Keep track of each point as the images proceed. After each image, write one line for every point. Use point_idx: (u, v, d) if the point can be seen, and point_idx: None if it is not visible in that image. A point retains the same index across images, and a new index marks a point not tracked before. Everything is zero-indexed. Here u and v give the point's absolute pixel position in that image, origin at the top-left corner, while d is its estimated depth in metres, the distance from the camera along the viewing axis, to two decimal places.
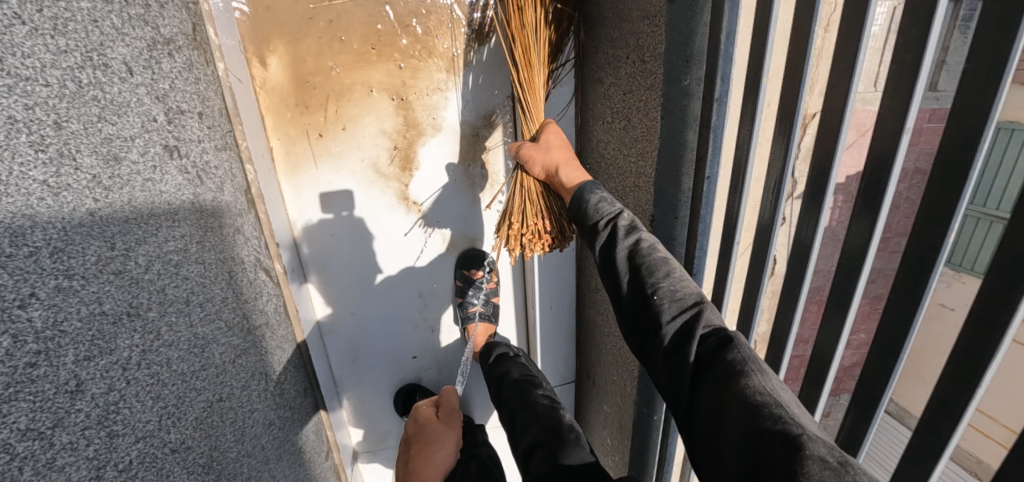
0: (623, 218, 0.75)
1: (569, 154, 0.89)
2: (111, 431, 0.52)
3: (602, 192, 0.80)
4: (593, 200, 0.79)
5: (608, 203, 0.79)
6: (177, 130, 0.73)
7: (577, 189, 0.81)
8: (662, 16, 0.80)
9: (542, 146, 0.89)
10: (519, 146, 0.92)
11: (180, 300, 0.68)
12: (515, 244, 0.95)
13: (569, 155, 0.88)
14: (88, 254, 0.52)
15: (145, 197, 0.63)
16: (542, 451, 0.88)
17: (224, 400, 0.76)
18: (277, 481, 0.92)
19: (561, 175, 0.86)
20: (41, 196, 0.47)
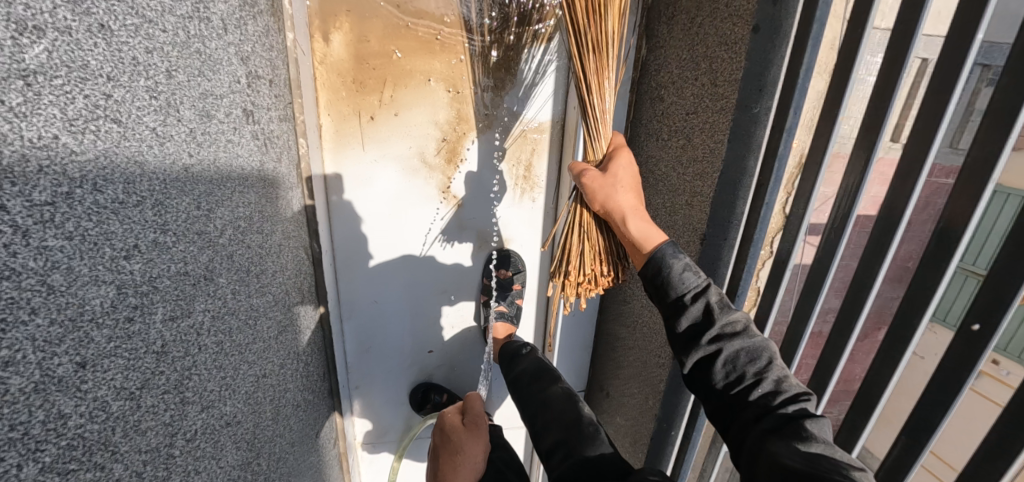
0: (710, 292, 0.70)
1: (638, 185, 0.79)
2: (183, 398, 0.49)
3: (685, 261, 0.72)
4: (675, 266, 0.71)
5: (693, 273, 0.72)
6: (253, 95, 0.71)
7: (657, 254, 0.73)
8: (744, 43, 0.81)
9: (609, 179, 0.77)
10: (581, 170, 0.81)
11: (243, 268, 0.65)
12: (569, 292, 0.89)
13: (640, 208, 0.78)
14: (179, 211, 0.50)
15: (225, 159, 0.61)
16: (563, 450, 0.84)
17: (267, 376, 0.74)
18: (298, 465, 0.89)
19: (629, 227, 0.77)
20: (150, 144, 0.45)
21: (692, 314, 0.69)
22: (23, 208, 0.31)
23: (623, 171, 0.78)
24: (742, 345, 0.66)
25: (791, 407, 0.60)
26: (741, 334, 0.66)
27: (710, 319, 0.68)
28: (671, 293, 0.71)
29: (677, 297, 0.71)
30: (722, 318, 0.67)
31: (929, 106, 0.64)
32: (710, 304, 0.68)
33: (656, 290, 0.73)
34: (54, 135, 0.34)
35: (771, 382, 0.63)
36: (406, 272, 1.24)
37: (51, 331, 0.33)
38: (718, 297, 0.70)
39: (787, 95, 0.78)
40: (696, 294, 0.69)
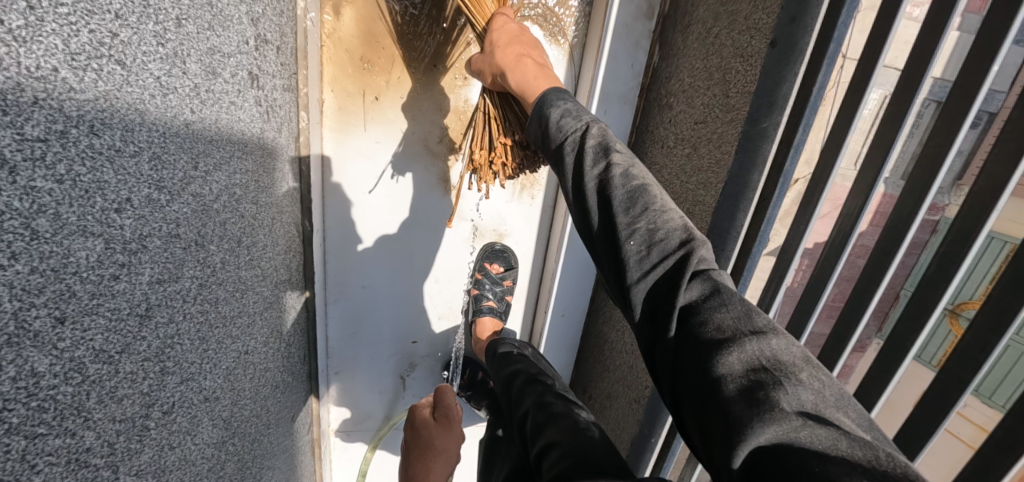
0: (593, 136, 0.63)
1: (522, 52, 0.75)
2: (163, 367, 0.46)
3: (566, 104, 0.67)
4: (556, 114, 0.67)
5: (574, 118, 0.66)
6: (260, 59, 0.68)
7: (538, 103, 0.69)
8: (759, 58, 0.81)
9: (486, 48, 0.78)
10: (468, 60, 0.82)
11: (234, 237, 0.62)
12: (485, 177, 0.86)
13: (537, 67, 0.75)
14: (177, 168, 0.47)
15: (227, 121, 0.58)
16: (558, 448, 0.81)
17: (249, 353, 0.70)
18: (272, 447, 0.86)
19: (509, 81, 0.74)
20: (153, 94, 0.42)
21: (591, 180, 0.61)
22: (13, 141, 0.28)
23: (503, 28, 0.77)
24: (653, 215, 0.56)
25: (693, 279, 0.53)
26: (619, 187, 0.58)
27: (607, 190, 0.59)
28: (553, 142, 0.66)
29: (560, 148, 0.65)
30: (618, 179, 0.58)
31: None
32: (611, 167, 0.60)
33: (544, 138, 0.68)
34: (52, 67, 0.31)
35: (644, 233, 0.56)
36: (397, 260, 1.21)
37: (29, 280, 0.30)
38: (601, 142, 0.62)
39: (798, 112, 0.78)
40: (574, 140, 0.64)
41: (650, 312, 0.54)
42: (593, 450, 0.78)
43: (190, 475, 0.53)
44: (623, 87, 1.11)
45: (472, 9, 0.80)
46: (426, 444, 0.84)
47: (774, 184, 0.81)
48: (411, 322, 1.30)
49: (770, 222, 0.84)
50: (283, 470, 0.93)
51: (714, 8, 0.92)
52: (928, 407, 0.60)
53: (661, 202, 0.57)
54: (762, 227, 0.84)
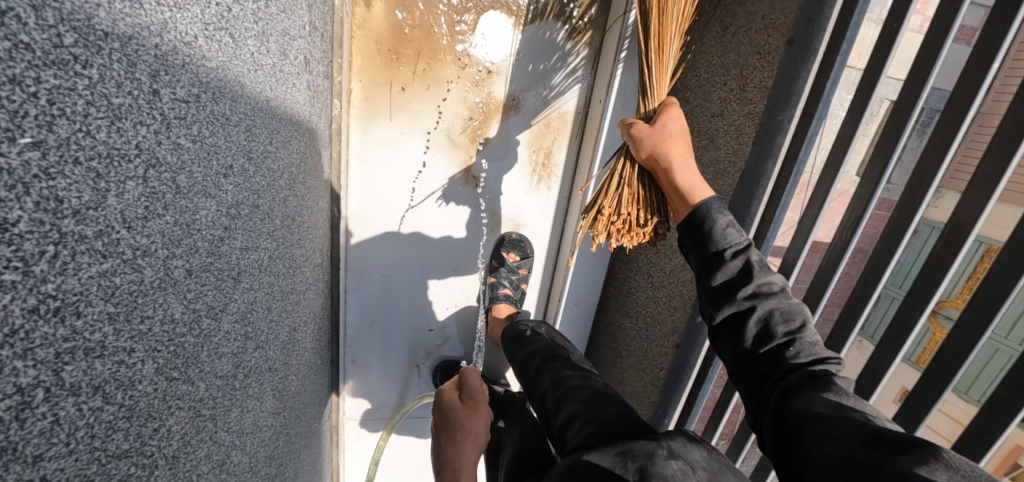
0: (751, 250, 0.68)
1: (688, 143, 0.76)
2: (246, 331, 0.48)
3: (756, 247, 0.68)
4: (719, 222, 0.70)
5: (736, 229, 0.70)
6: (312, 45, 0.70)
7: (700, 209, 0.71)
8: (777, 55, 0.87)
9: (657, 128, 0.75)
10: (630, 123, 0.78)
11: (291, 215, 0.64)
12: (598, 231, 0.86)
13: (687, 155, 0.76)
14: (261, 141, 0.49)
15: (290, 101, 0.60)
16: (581, 419, 0.85)
17: (295, 331, 0.72)
18: (306, 428, 0.87)
19: (676, 177, 0.74)
20: (249, 68, 0.44)
21: (730, 269, 0.68)
22: (170, 99, 0.30)
23: (673, 126, 0.76)
24: (777, 304, 0.65)
25: (813, 363, 0.61)
26: (777, 295, 0.65)
27: (747, 278, 0.66)
28: (713, 245, 0.70)
29: (719, 252, 0.69)
30: (760, 278, 0.66)
31: None
32: (749, 261, 0.67)
33: (698, 243, 0.71)
34: (194, 34, 0.33)
35: (802, 347, 0.62)
36: (417, 248, 1.23)
37: (174, 232, 0.32)
38: (758, 257, 0.68)
39: (813, 107, 0.83)
40: (738, 250, 0.69)
41: (772, 362, 0.63)
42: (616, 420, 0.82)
43: (257, 441, 0.55)
44: None
45: (653, 70, 0.79)
46: (452, 426, 0.91)
47: (790, 173, 0.86)
48: (427, 311, 1.32)
49: (784, 210, 0.89)
50: (313, 451, 0.95)
51: (732, 9, 0.98)
52: (932, 375, 0.63)
53: (771, 282, 0.66)
54: (777, 215, 0.89)
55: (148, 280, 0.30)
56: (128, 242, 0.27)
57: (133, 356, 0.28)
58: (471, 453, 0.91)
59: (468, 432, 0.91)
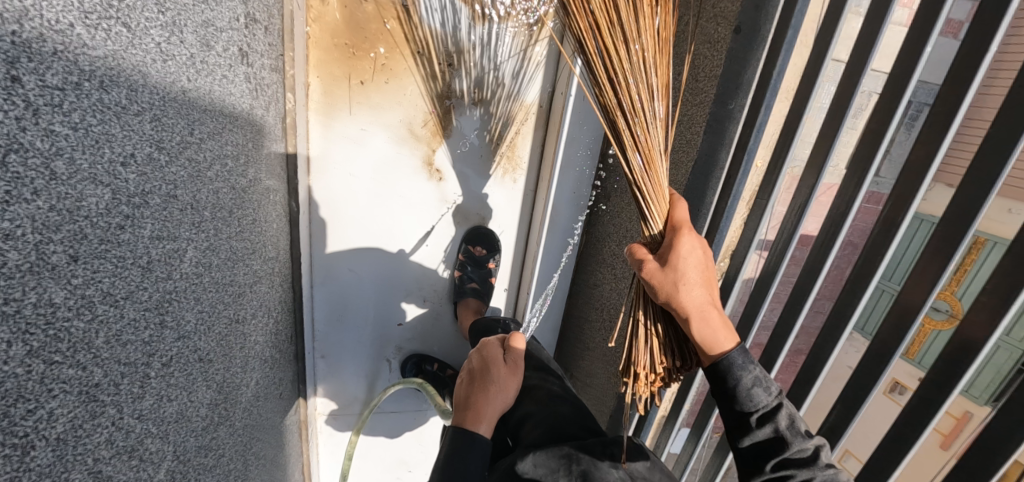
0: (782, 413, 0.65)
1: (705, 271, 0.67)
2: (162, 320, 0.49)
3: (759, 369, 0.66)
4: (745, 380, 0.65)
5: (764, 387, 0.66)
6: (250, 37, 0.70)
7: (725, 366, 0.65)
8: (725, 43, 0.87)
9: (671, 267, 0.66)
10: (641, 256, 0.68)
11: (226, 207, 0.64)
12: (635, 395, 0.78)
13: (710, 301, 0.67)
14: (175, 132, 0.49)
15: (219, 93, 0.60)
16: (533, 419, 0.90)
17: (239, 323, 0.72)
18: (262, 421, 0.88)
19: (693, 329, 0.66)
20: (154, 59, 0.45)
21: (759, 435, 0.65)
22: (36, 86, 0.31)
23: (695, 255, 0.66)
24: (796, 460, 0.63)
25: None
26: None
27: (781, 443, 0.63)
28: (741, 407, 0.65)
29: (746, 417, 0.65)
30: (795, 446, 0.63)
31: (878, 113, 0.72)
32: (781, 430, 0.63)
33: (727, 396, 0.67)
34: (69, 23, 0.34)
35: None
36: (382, 243, 1.23)
37: (49, 217, 0.33)
38: (790, 419, 0.64)
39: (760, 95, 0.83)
40: (763, 416, 0.65)
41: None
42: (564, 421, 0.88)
43: (186, 431, 0.55)
44: None
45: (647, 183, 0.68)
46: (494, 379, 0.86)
47: (739, 161, 0.87)
48: (396, 305, 1.33)
49: (736, 199, 0.89)
50: (272, 444, 0.95)
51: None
52: None
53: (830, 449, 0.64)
54: (729, 204, 0.89)
55: (13, 265, 0.30)
56: None
57: None
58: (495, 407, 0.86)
59: (504, 389, 0.86)
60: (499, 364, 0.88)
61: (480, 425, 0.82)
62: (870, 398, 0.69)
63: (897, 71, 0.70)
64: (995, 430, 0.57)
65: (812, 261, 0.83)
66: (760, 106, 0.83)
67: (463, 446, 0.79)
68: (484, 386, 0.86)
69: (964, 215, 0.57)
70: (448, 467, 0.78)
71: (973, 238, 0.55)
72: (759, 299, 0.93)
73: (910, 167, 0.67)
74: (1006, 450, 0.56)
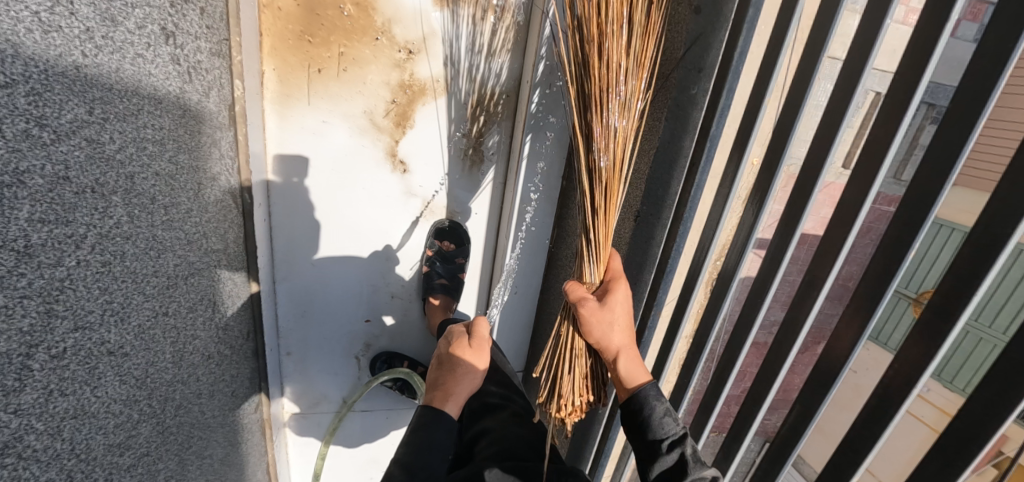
0: (689, 443, 0.70)
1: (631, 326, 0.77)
2: (50, 309, 0.46)
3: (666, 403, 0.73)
4: (657, 410, 0.72)
5: (673, 419, 0.72)
6: (177, 17, 0.67)
7: (639, 396, 0.72)
8: (686, 25, 0.84)
9: (604, 313, 0.75)
10: (579, 297, 0.76)
11: (146, 194, 0.61)
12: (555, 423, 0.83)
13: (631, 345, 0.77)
14: (64, 109, 0.46)
15: (133, 73, 0.57)
16: (493, 435, 0.87)
17: (169, 316, 0.69)
18: (206, 419, 0.85)
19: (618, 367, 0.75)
20: (30, 28, 0.42)
21: (666, 461, 0.69)
22: None
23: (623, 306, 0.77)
24: None
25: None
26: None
27: (682, 470, 0.67)
28: (652, 434, 0.71)
29: (653, 441, 0.70)
30: (695, 473, 0.66)
31: (838, 95, 0.69)
32: (685, 455, 0.68)
33: (639, 425, 0.72)
34: None
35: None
36: (345, 237, 1.20)
37: None
38: (694, 451, 0.69)
39: (720, 78, 0.80)
40: (673, 443, 0.70)
41: None
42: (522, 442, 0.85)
43: (90, 428, 0.53)
44: None
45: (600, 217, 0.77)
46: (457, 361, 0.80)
47: (702, 148, 0.83)
48: (363, 301, 1.30)
49: (699, 188, 0.86)
50: (220, 442, 0.92)
51: None
52: None
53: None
54: (692, 194, 0.86)
55: None
56: None
57: None
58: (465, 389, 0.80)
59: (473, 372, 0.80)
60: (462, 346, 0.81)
61: (447, 406, 0.78)
62: (831, 393, 0.66)
63: (856, 52, 0.66)
64: (955, 430, 0.54)
65: (773, 251, 0.80)
66: (722, 89, 0.79)
67: (428, 425, 0.76)
68: (451, 368, 0.80)
69: (926, 198, 0.54)
70: (412, 449, 0.74)
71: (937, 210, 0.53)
72: (723, 291, 0.90)
73: (869, 149, 0.63)
74: (968, 454, 0.53)
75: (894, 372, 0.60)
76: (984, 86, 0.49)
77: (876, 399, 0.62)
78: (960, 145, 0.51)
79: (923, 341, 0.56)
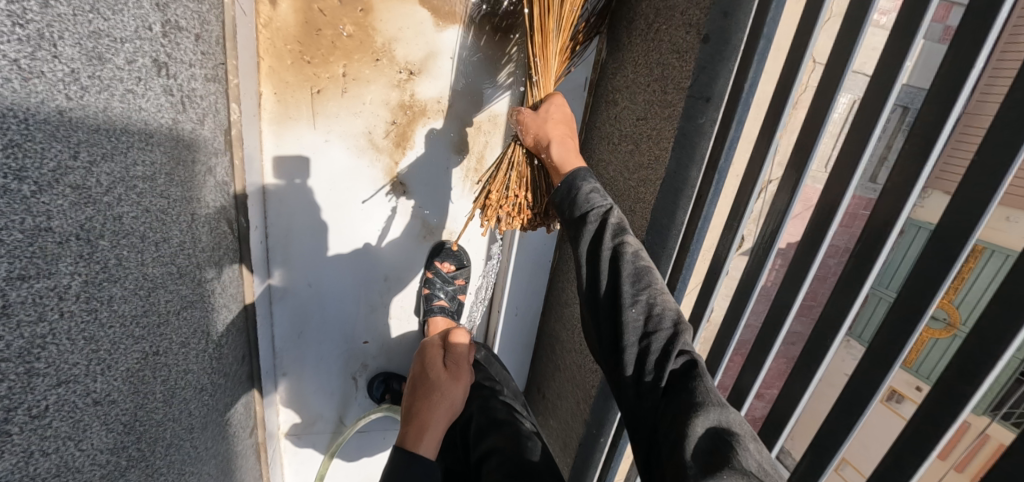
0: (612, 215, 0.70)
1: (569, 129, 0.81)
2: (30, 369, 0.44)
3: (594, 182, 0.73)
4: (584, 189, 0.72)
5: (600, 195, 0.72)
6: (170, 46, 0.65)
7: (569, 176, 0.74)
8: (693, 53, 0.82)
9: (540, 116, 0.80)
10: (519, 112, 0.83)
11: (136, 232, 0.59)
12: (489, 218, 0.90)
13: (567, 136, 0.80)
14: (46, 158, 0.44)
15: (122, 109, 0.55)
16: (500, 457, 0.78)
17: (160, 354, 0.67)
18: (197, 453, 0.83)
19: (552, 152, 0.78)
20: (9, 77, 0.40)
21: (590, 233, 0.70)
22: None
23: (570, 146, 0.79)
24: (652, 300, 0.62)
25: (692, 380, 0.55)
26: (674, 339, 0.59)
27: (613, 266, 0.65)
28: (579, 211, 0.72)
29: (582, 215, 0.71)
30: (616, 242, 0.66)
31: (854, 136, 0.67)
32: (620, 252, 0.65)
33: (568, 205, 0.74)
34: None
35: (643, 306, 0.62)
36: (342, 257, 1.18)
37: None
38: (618, 220, 0.69)
39: (729, 109, 0.78)
40: (613, 236, 0.67)
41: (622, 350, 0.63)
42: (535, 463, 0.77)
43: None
44: (569, 85, 1.11)
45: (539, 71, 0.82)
46: (429, 386, 0.79)
47: (710, 180, 0.81)
48: (361, 321, 1.27)
49: (706, 219, 0.84)
50: (211, 473, 0.90)
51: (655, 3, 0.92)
52: None
53: (662, 287, 0.64)
54: (699, 225, 0.84)
55: None
56: None
57: None
58: (442, 422, 0.78)
59: (454, 401, 0.78)
60: (433, 370, 0.82)
61: (422, 447, 0.75)
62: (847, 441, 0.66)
63: (875, 90, 0.65)
64: None
65: (786, 287, 0.79)
66: (732, 121, 0.77)
67: (413, 461, 0.73)
68: (429, 401, 0.77)
69: (948, 252, 0.53)
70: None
71: (962, 260, 0.51)
72: (733, 324, 0.88)
73: (888, 193, 0.61)
74: None
75: (912, 427, 0.57)
76: (1013, 141, 0.48)
77: (891, 455, 0.60)
78: (985, 200, 0.50)
79: (939, 397, 0.54)
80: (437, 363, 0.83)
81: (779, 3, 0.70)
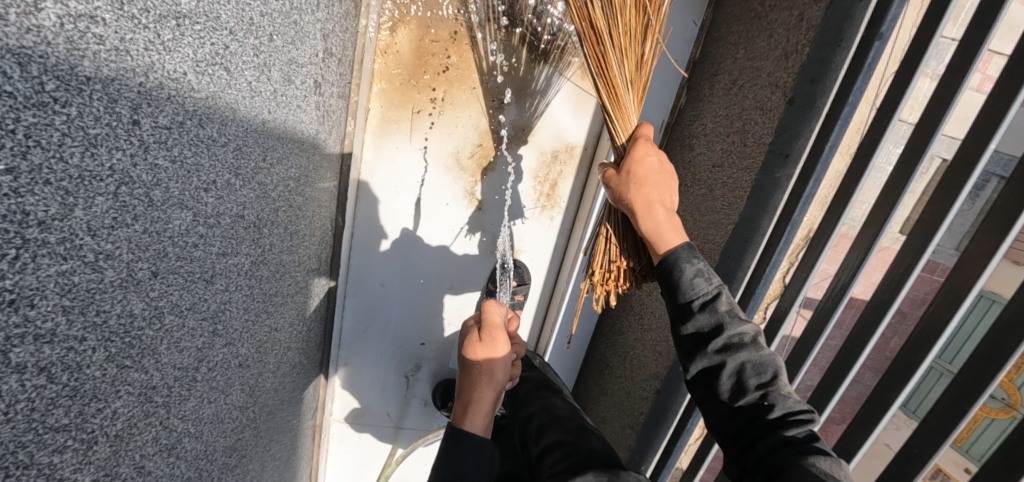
0: (721, 301, 0.65)
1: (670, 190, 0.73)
2: (214, 329, 0.53)
3: (699, 265, 0.67)
4: (687, 272, 0.66)
5: (705, 278, 0.66)
6: (324, 70, 0.76)
7: (670, 257, 0.67)
8: (778, 112, 0.87)
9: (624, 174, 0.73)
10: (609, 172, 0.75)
11: (283, 224, 0.69)
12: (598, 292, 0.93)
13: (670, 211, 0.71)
14: (251, 159, 0.54)
15: (292, 121, 0.66)
16: (564, 449, 0.83)
17: (277, 332, 0.77)
18: (281, 425, 0.92)
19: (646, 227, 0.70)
20: (244, 95, 0.50)
21: (698, 323, 0.65)
22: (150, 127, 0.35)
23: (663, 219, 0.70)
24: (748, 357, 0.61)
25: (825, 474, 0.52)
26: (749, 345, 0.62)
27: (718, 330, 0.63)
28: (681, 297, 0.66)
29: (686, 303, 0.66)
30: (731, 329, 0.62)
31: (934, 206, 0.71)
32: (717, 312, 0.63)
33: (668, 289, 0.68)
34: (183, 72, 0.38)
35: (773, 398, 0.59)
36: (412, 263, 1.27)
37: (141, 238, 0.37)
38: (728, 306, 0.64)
39: (809, 168, 0.83)
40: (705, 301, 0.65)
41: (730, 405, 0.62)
42: (597, 452, 0.81)
43: (218, 431, 0.59)
44: (648, 125, 1.19)
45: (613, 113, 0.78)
46: (469, 366, 0.79)
47: (783, 231, 0.86)
48: (420, 324, 1.35)
49: (775, 266, 0.88)
50: (285, 446, 0.99)
51: (741, 62, 1.00)
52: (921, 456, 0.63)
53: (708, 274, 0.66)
54: (767, 271, 0.88)
55: (108, 280, 0.34)
56: (91, 247, 0.32)
57: (84, 343, 0.33)
58: (488, 394, 0.79)
59: (494, 375, 0.78)
60: (469, 348, 0.80)
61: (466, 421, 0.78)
62: None
63: (959, 165, 0.69)
64: None
65: (852, 340, 0.82)
66: (810, 179, 0.82)
67: (454, 453, 0.75)
68: (471, 380, 0.78)
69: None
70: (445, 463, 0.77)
71: None
72: (791, 374, 0.91)
73: (963, 262, 0.65)
74: None
75: None
76: None
77: None
78: None
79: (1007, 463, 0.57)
80: (472, 341, 0.80)
81: (868, 75, 0.75)
